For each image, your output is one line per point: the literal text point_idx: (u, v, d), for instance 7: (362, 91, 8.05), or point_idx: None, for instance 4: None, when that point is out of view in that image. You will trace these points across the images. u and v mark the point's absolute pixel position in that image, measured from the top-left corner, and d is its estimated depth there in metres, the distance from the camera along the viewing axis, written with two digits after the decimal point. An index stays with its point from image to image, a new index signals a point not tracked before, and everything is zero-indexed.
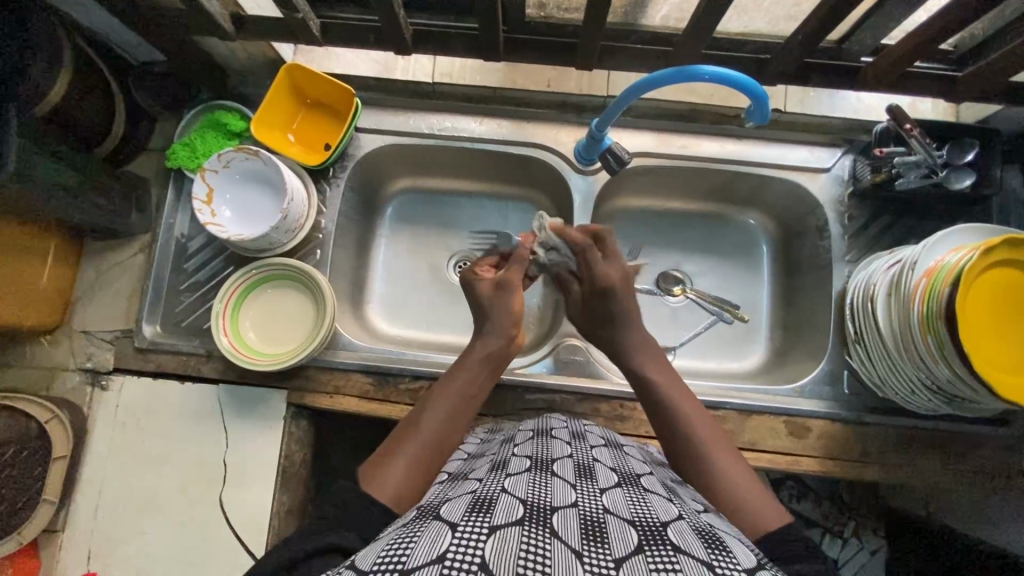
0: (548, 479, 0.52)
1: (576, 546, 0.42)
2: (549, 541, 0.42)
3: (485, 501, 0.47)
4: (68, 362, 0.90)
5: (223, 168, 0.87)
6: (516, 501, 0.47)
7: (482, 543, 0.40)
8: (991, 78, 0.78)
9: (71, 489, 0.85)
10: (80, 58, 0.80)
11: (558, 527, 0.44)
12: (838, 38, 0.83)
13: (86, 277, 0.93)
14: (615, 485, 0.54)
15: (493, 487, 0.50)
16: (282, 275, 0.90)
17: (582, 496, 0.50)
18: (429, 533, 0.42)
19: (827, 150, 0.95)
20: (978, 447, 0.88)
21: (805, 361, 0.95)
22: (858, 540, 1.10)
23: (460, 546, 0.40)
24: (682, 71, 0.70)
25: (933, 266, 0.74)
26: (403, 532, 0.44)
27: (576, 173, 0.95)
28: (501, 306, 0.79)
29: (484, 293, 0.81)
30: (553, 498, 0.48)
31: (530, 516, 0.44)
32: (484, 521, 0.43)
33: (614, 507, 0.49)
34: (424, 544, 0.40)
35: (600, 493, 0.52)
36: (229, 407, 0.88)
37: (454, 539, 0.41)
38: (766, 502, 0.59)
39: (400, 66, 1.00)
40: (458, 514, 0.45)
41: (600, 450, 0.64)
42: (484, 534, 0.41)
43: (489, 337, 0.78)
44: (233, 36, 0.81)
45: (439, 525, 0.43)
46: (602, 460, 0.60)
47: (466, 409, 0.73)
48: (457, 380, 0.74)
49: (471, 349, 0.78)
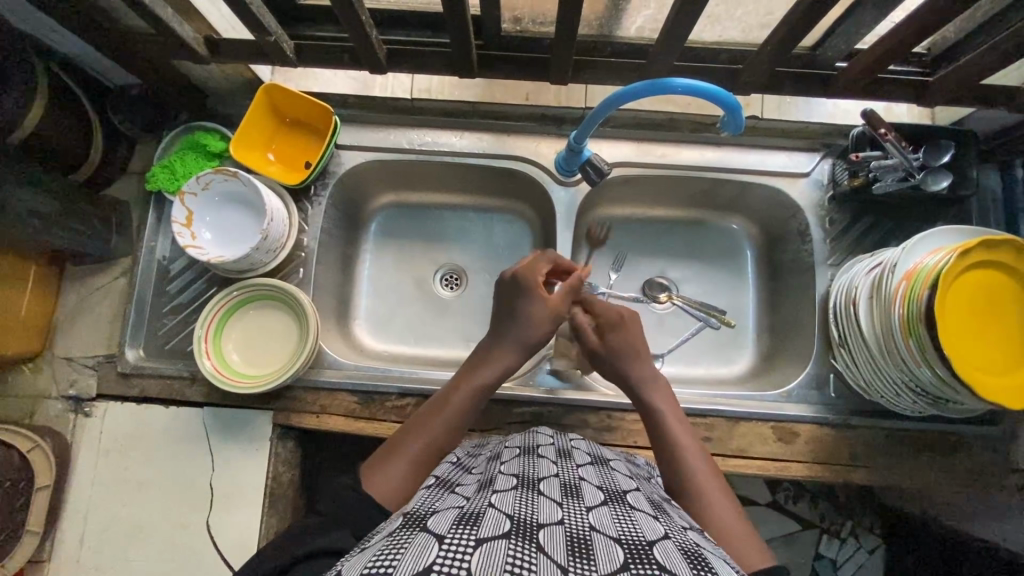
0: (535, 497, 0.52)
1: (563, 561, 0.42)
2: (536, 556, 0.42)
3: (472, 516, 0.46)
4: (51, 389, 0.90)
5: (202, 190, 0.87)
6: (504, 516, 0.46)
7: (469, 555, 0.40)
8: (962, 82, 0.78)
9: (56, 518, 0.85)
10: (53, 85, 0.79)
11: (544, 543, 0.44)
12: (811, 44, 0.84)
13: (67, 303, 0.93)
14: (602, 503, 0.54)
15: (480, 503, 0.50)
16: (263, 295, 0.89)
17: (569, 514, 0.50)
18: (417, 544, 0.42)
19: (807, 155, 0.95)
20: (966, 446, 0.89)
21: (791, 365, 0.95)
22: (856, 541, 1.10)
23: (448, 559, 0.39)
24: (654, 83, 0.70)
25: (912, 268, 0.74)
26: (391, 542, 0.43)
27: (558, 184, 0.95)
28: (537, 327, 0.77)
29: (537, 316, 0.77)
30: (539, 515, 0.48)
31: (517, 532, 0.44)
32: (471, 535, 0.43)
33: (600, 525, 0.49)
34: (412, 555, 0.40)
35: (587, 511, 0.51)
36: (215, 430, 0.87)
37: (442, 552, 0.40)
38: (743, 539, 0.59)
39: (378, 83, 1.01)
40: (445, 527, 0.44)
41: (587, 469, 0.63)
42: (471, 547, 0.41)
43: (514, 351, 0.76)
44: (207, 59, 0.81)
45: (426, 537, 0.43)
46: (588, 479, 0.60)
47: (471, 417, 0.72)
48: (469, 391, 0.72)
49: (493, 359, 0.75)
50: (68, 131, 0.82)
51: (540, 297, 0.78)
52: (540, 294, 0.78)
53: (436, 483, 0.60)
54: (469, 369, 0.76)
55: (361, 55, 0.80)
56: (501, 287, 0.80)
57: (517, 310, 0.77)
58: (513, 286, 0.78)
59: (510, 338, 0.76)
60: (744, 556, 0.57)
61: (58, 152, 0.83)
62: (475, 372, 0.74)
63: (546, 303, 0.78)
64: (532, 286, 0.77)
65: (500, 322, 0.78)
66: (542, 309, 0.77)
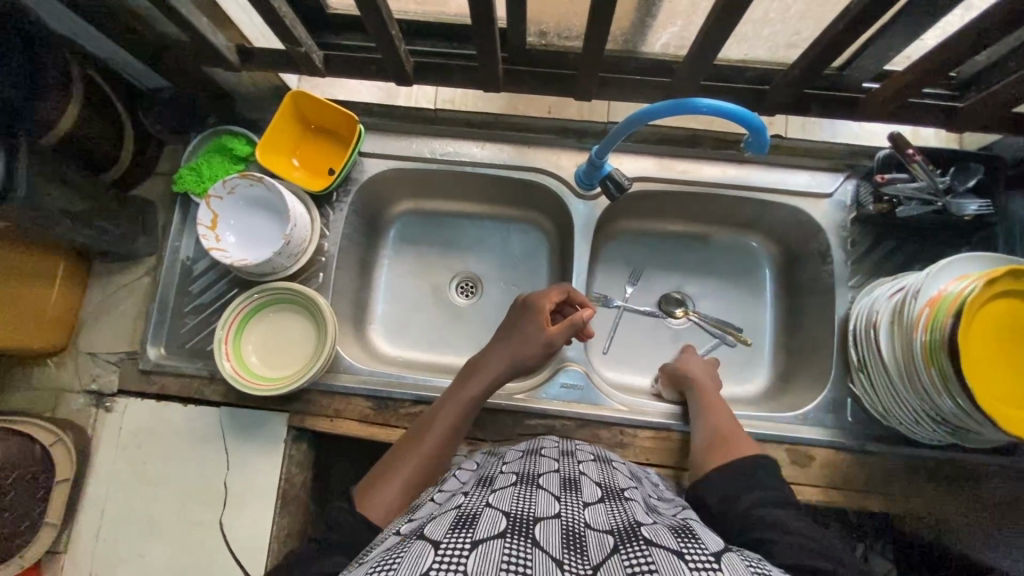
0: (532, 492, 0.52)
1: (557, 554, 0.42)
2: (531, 551, 0.42)
3: (468, 517, 0.46)
4: (74, 383, 0.92)
5: (228, 194, 0.88)
6: (500, 514, 0.46)
7: (465, 558, 0.40)
8: (992, 109, 0.77)
9: (74, 510, 0.86)
10: (88, 87, 0.82)
11: (539, 536, 0.44)
12: (839, 65, 0.82)
13: (93, 299, 0.95)
14: (599, 499, 0.54)
15: (478, 503, 0.50)
16: (284, 299, 0.91)
17: (565, 508, 0.50)
18: (412, 553, 0.41)
19: (830, 175, 0.94)
20: (986, 476, 0.87)
21: (808, 387, 0.94)
22: (868, 566, 1.08)
23: (443, 564, 0.39)
24: (680, 103, 0.70)
25: (936, 295, 0.73)
26: (386, 556, 0.43)
27: (578, 198, 0.95)
28: (530, 350, 0.80)
29: (531, 338, 0.81)
30: (537, 509, 0.48)
31: (512, 529, 0.44)
32: (466, 536, 0.42)
33: (595, 520, 0.49)
34: (406, 565, 0.40)
35: (584, 506, 0.51)
36: (231, 430, 0.89)
37: (436, 558, 0.40)
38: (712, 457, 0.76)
39: (403, 93, 1.03)
40: (440, 533, 0.44)
41: (588, 465, 0.63)
42: (466, 550, 0.41)
43: (502, 368, 0.79)
44: (239, 67, 0.82)
45: (422, 544, 0.43)
46: (588, 474, 0.60)
47: (461, 432, 0.75)
48: (456, 407, 0.75)
49: (478, 374, 0.78)
50: (101, 132, 0.84)
51: (538, 322, 0.81)
52: (541, 322, 0.81)
53: (438, 498, 0.59)
54: (459, 383, 0.78)
55: (388, 67, 0.81)
56: (512, 312, 0.85)
57: (517, 334, 0.81)
58: (518, 311, 0.84)
59: (498, 357, 0.79)
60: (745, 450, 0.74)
61: (90, 154, 0.85)
62: (465, 388, 0.77)
63: (543, 327, 0.81)
64: (535, 311, 0.82)
65: (496, 342, 0.82)
66: (539, 333, 0.81)
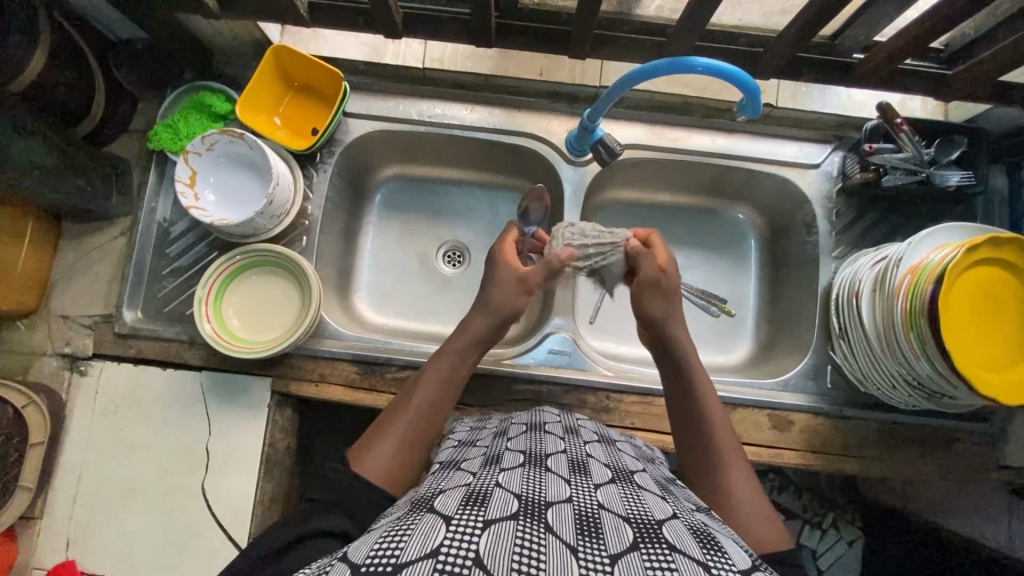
0: (542, 474, 0.52)
1: (572, 542, 0.42)
2: (544, 536, 0.42)
3: (480, 495, 0.47)
4: (46, 346, 0.89)
5: (207, 150, 0.85)
6: (511, 496, 0.47)
7: (476, 538, 0.40)
8: (979, 79, 0.78)
9: (49, 475, 0.84)
10: (55, 34, 0.77)
11: (552, 522, 0.44)
12: (831, 33, 0.83)
13: (65, 260, 0.91)
14: (609, 481, 0.54)
15: (488, 482, 0.50)
16: (268, 261, 0.88)
17: (577, 491, 0.50)
18: (423, 526, 0.41)
19: (818, 146, 0.95)
20: (958, 441, 0.90)
21: (789, 355, 0.96)
22: (836, 532, 1.07)
23: (454, 541, 0.39)
24: (674, 63, 0.69)
25: (916, 264, 0.75)
26: (397, 524, 0.43)
27: (567, 163, 0.94)
28: (502, 295, 0.77)
29: (500, 282, 0.78)
30: (548, 493, 0.48)
31: (525, 512, 0.44)
32: (478, 515, 0.42)
33: (608, 504, 0.49)
34: (418, 538, 0.39)
35: (595, 488, 0.52)
36: (213, 395, 0.87)
37: (448, 533, 0.40)
38: (766, 525, 0.59)
39: (390, 50, 0.97)
40: (452, 508, 0.44)
41: (595, 446, 0.64)
42: (479, 529, 0.41)
43: (478, 320, 0.76)
44: (218, 15, 0.78)
45: (433, 518, 0.42)
46: (596, 456, 0.61)
47: (452, 392, 0.73)
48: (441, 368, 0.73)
49: (463, 327, 0.77)
50: (70, 83, 0.80)
51: (506, 266, 0.79)
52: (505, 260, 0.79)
53: (438, 468, 0.58)
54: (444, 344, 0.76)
55: (377, 19, 0.79)
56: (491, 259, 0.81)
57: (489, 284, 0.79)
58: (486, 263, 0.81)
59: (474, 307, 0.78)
60: (761, 529, 0.59)
61: (60, 107, 0.81)
62: (450, 345, 0.75)
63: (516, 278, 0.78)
64: (502, 256, 0.80)
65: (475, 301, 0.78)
66: (507, 272, 0.78)
